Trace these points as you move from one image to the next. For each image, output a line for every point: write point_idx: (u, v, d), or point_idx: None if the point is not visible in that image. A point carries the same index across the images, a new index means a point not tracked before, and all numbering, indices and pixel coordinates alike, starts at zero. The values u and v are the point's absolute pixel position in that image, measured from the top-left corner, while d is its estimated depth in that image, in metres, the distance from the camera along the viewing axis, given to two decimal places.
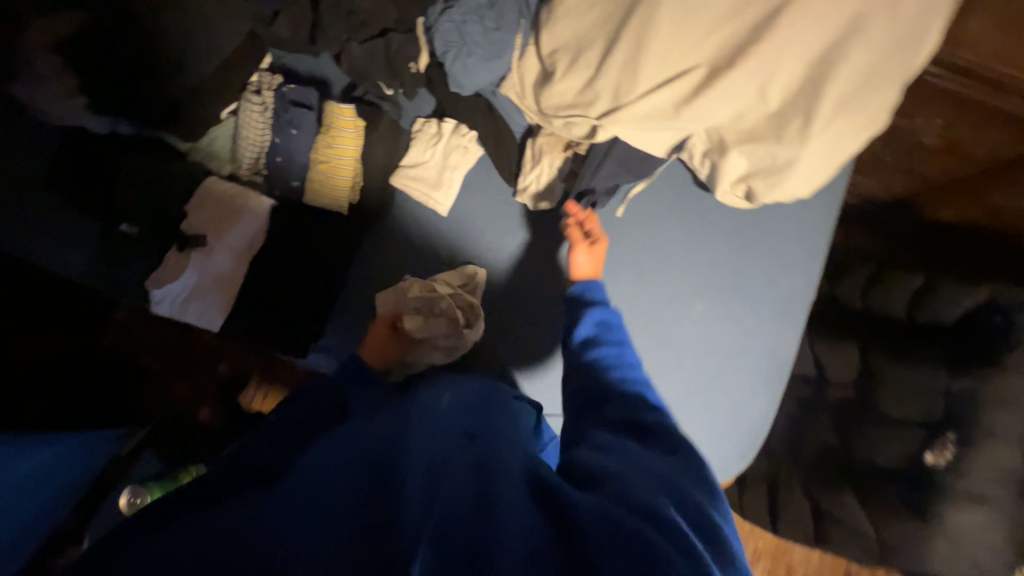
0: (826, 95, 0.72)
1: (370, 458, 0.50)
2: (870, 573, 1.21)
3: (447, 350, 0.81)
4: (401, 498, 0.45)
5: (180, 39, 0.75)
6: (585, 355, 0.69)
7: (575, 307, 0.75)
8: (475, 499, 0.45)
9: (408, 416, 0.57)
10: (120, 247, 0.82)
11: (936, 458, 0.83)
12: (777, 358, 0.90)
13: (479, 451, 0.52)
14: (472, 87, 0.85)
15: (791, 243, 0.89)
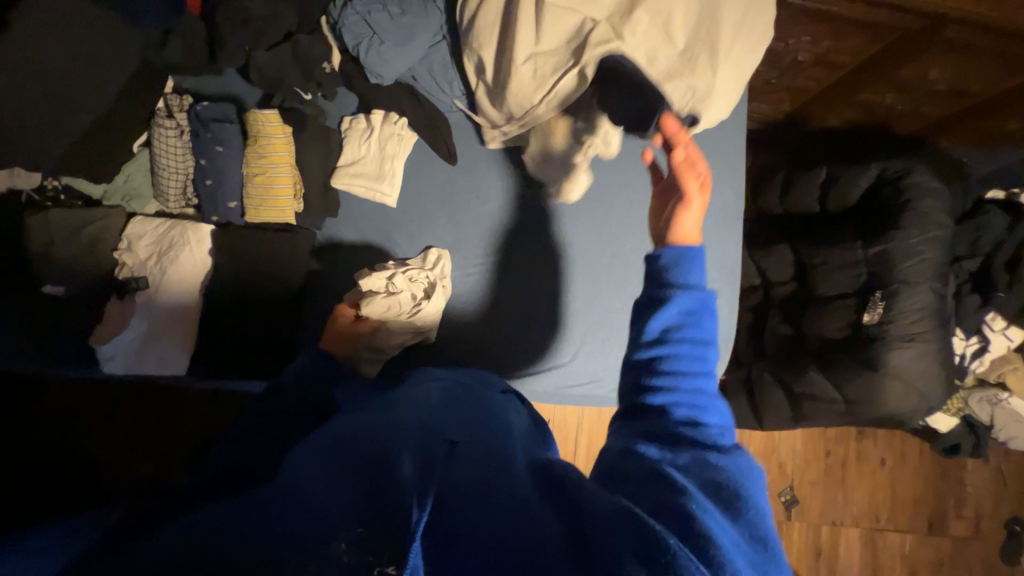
0: (722, 21, 0.80)
1: (365, 446, 0.46)
2: (846, 445, 1.36)
3: (410, 328, 0.83)
4: (394, 474, 0.42)
5: None
6: (654, 354, 0.50)
7: (657, 280, 0.53)
8: (479, 481, 0.44)
9: (402, 410, 0.54)
10: (49, 311, 0.76)
11: (871, 315, 0.94)
12: (726, 267, 0.98)
13: (482, 436, 0.51)
14: (391, 75, 0.86)
15: (713, 162, 0.98)
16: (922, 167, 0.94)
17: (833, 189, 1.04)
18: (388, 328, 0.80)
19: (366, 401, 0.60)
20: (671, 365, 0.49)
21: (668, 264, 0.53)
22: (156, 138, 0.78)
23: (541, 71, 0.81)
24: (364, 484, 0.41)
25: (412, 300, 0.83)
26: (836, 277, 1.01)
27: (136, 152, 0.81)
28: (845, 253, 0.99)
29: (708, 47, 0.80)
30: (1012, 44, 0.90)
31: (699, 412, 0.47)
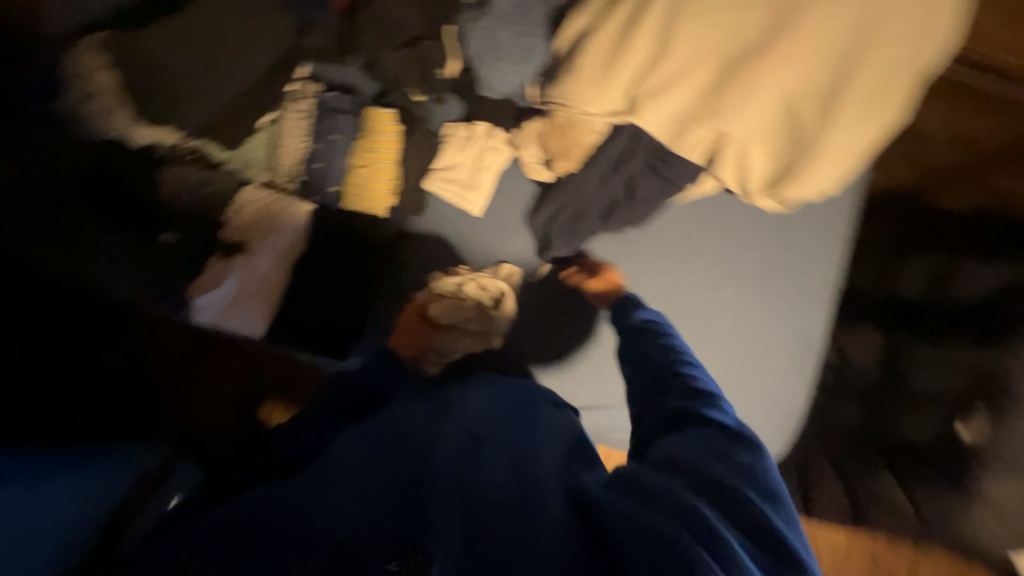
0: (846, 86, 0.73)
1: (413, 438, 0.55)
2: None
3: (476, 339, 0.83)
4: (433, 475, 0.49)
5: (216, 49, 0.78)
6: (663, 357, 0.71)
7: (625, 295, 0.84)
8: (514, 491, 0.49)
9: (445, 417, 0.59)
10: (162, 257, 0.85)
11: (972, 435, 0.86)
12: (811, 341, 0.92)
13: (514, 447, 0.56)
14: (501, 91, 0.89)
15: (816, 229, 0.91)
16: None
17: (948, 282, 0.95)
18: (455, 335, 0.80)
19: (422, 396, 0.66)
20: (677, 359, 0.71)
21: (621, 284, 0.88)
22: (283, 117, 0.84)
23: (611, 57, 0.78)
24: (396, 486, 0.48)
25: (481, 309, 0.83)
26: (935, 375, 0.92)
27: (259, 127, 0.85)
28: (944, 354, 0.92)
29: (817, 110, 0.75)
30: None
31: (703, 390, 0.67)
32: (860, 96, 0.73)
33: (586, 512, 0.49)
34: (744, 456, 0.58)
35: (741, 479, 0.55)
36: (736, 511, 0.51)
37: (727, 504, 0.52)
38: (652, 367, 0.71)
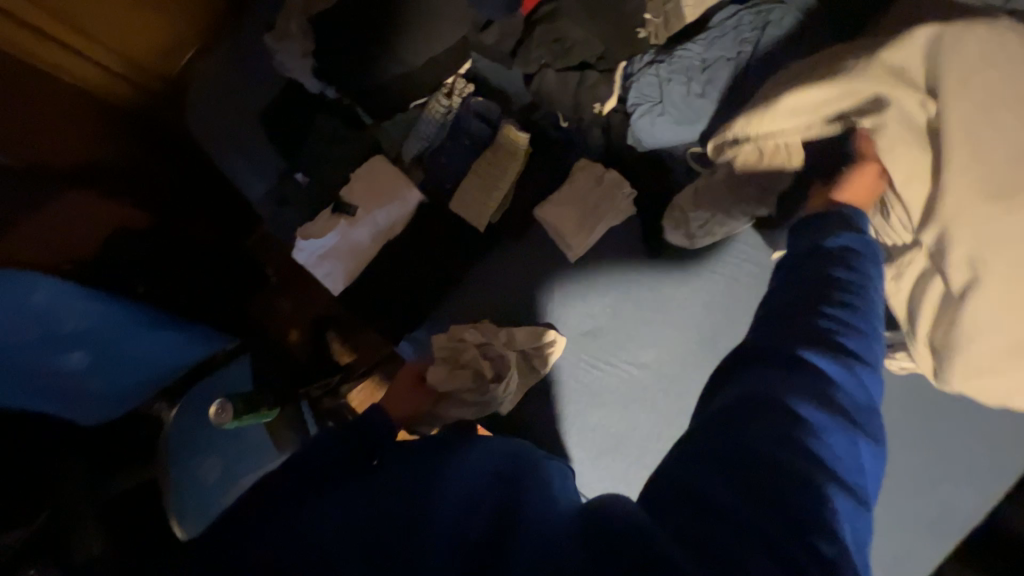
0: None
1: (410, 489, 0.52)
2: None
3: (476, 408, 0.78)
4: (425, 541, 0.46)
5: (409, 29, 0.83)
6: (826, 284, 0.59)
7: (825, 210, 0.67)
8: (490, 542, 0.46)
9: (440, 469, 0.53)
10: (289, 191, 0.93)
11: None
12: (896, 571, 0.80)
13: (503, 501, 0.50)
14: (650, 144, 0.82)
15: (949, 449, 0.79)
16: None
17: None
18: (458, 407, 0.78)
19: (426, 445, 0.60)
20: (840, 303, 0.57)
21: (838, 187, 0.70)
22: (429, 104, 0.85)
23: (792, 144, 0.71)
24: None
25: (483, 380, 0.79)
26: None
27: (410, 107, 0.90)
28: None
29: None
30: None
31: (851, 353, 0.54)
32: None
33: (591, 524, 0.47)
34: (838, 435, 0.49)
35: (825, 462, 0.47)
36: (793, 507, 0.44)
37: (780, 499, 0.45)
38: (808, 292, 0.59)
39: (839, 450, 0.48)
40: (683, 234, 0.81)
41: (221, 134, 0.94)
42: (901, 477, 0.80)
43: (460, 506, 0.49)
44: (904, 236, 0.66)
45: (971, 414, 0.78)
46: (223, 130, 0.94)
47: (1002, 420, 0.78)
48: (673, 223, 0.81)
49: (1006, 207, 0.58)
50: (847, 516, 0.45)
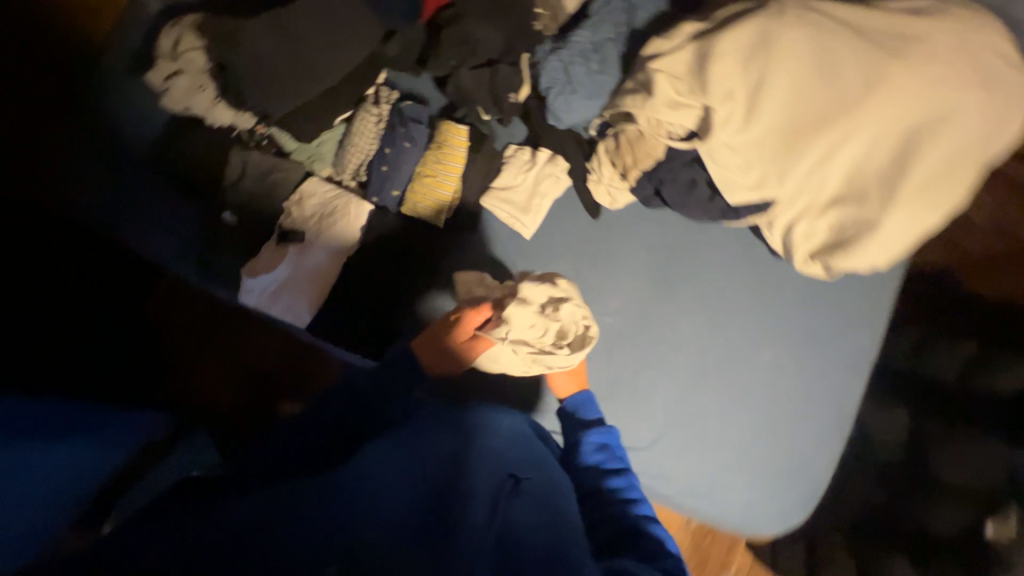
0: (915, 169, 0.73)
1: (432, 475, 0.53)
2: None
3: (520, 363, 0.79)
4: (465, 514, 0.47)
5: (299, 42, 0.78)
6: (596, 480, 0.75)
7: (573, 426, 0.81)
8: (548, 535, 0.51)
9: (471, 450, 0.58)
10: (216, 233, 0.87)
11: (998, 530, 0.84)
12: (842, 412, 0.89)
13: (535, 500, 0.55)
14: (568, 122, 0.91)
15: (855, 298, 0.90)
16: None
17: (979, 370, 0.96)
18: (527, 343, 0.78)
19: (443, 417, 0.65)
20: None
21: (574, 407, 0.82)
22: (359, 117, 0.86)
23: (681, 98, 0.80)
24: (440, 532, 0.45)
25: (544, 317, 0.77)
26: (960, 465, 0.91)
27: (335, 124, 0.87)
28: (980, 446, 0.90)
29: (881, 189, 0.75)
30: None
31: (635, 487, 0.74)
32: (919, 185, 0.73)
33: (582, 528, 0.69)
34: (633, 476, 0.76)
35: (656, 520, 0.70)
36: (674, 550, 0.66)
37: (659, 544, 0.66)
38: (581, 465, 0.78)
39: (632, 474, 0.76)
40: (605, 196, 0.92)
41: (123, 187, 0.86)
42: (827, 332, 0.89)
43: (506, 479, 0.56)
44: (782, 161, 0.79)
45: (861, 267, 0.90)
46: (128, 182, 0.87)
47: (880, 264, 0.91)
48: (601, 193, 0.92)
49: (825, 137, 0.75)
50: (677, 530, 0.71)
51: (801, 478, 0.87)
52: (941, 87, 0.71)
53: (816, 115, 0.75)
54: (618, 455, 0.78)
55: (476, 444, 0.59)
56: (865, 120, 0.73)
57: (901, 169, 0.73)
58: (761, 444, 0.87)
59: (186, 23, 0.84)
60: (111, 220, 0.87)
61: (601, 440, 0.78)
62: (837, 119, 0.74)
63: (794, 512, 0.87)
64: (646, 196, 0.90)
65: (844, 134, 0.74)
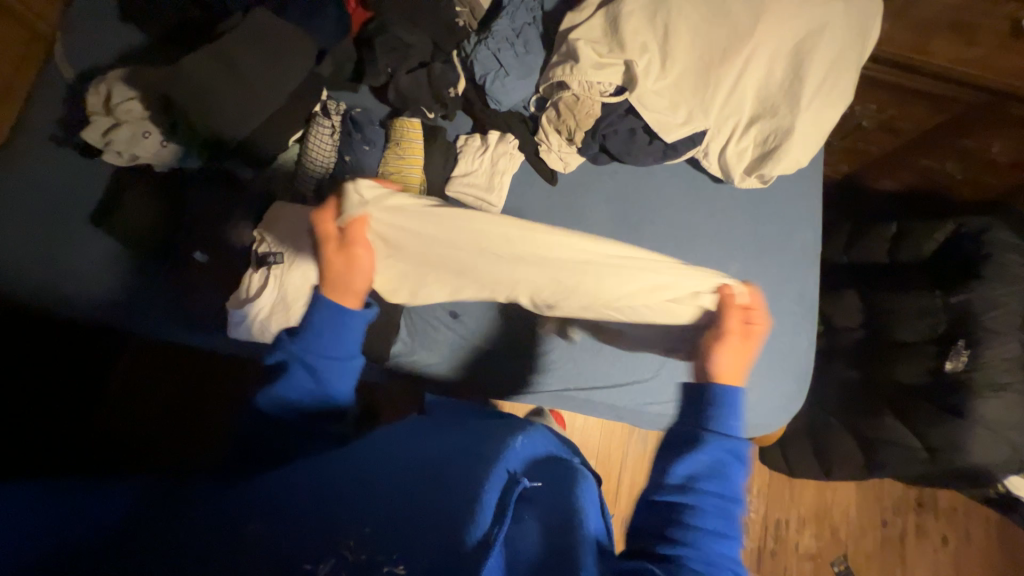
0: (808, 76, 0.85)
1: (432, 493, 0.55)
2: (887, 511, 1.62)
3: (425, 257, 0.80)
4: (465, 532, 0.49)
5: (236, 69, 0.80)
6: (688, 479, 0.59)
7: (700, 420, 0.63)
8: (553, 547, 0.54)
9: (473, 466, 0.60)
10: (197, 276, 0.87)
11: (954, 363, 0.94)
12: (806, 300, 0.99)
13: (549, 513, 0.60)
14: (509, 103, 0.98)
15: (792, 202, 1.02)
16: (1000, 224, 0.98)
17: (905, 241, 1.12)
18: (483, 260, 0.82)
19: (455, 437, 0.72)
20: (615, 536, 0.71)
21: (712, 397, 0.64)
22: (312, 133, 0.88)
23: (603, 58, 0.89)
24: (451, 512, 0.52)
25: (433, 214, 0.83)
26: (911, 324, 1.04)
27: (290, 145, 0.89)
28: (923, 302, 1.03)
29: (786, 99, 0.87)
30: None
31: (719, 522, 0.57)
32: (816, 89, 0.85)
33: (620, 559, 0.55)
34: (723, 511, 0.58)
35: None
36: None
37: None
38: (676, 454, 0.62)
39: (728, 506, 0.58)
40: (558, 161, 0.99)
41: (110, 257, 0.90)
42: (777, 236, 1.01)
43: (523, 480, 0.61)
44: (700, 95, 0.90)
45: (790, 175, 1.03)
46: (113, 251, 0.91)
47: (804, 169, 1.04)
48: (553, 158, 0.99)
49: (729, 66, 0.87)
50: None
51: (789, 368, 0.96)
52: (810, 6, 0.85)
53: (718, 49, 0.87)
54: (727, 472, 0.60)
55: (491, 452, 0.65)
56: (758, 45, 0.85)
57: (797, 79, 0.86)
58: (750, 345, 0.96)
59: (112, 77, 0.84)
60: (108, 292, 0.90)
61: (719, 453, 0.60)
62: (735, 49, 0.86)
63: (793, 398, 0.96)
64: (592, 154, 0.99)
65: (744, 60, 0.86)
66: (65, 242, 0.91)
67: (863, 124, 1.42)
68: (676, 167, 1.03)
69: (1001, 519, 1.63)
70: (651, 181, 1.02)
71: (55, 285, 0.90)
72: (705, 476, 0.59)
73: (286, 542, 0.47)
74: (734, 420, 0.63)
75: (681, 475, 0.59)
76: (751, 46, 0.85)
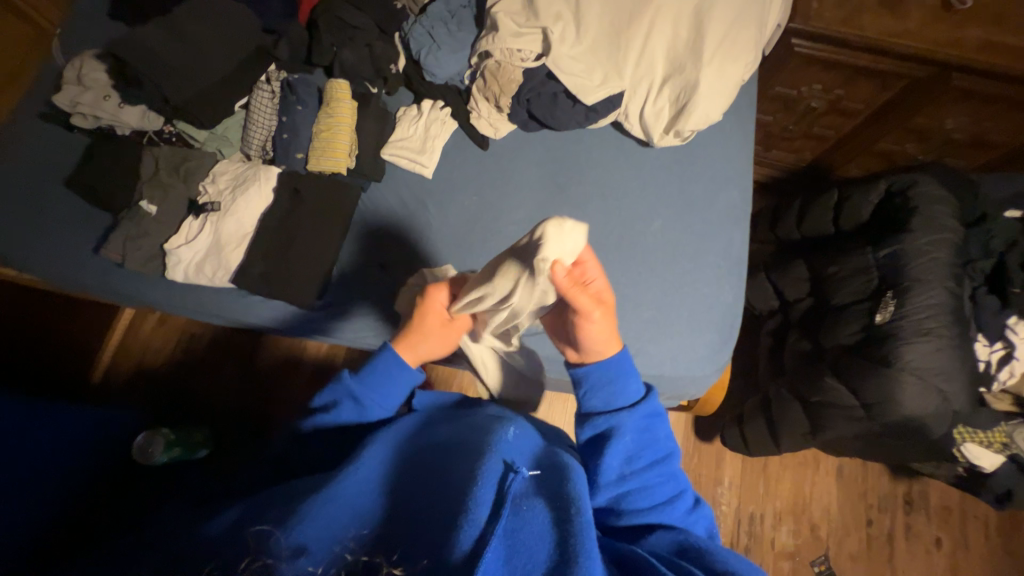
0: (706, 35, 0.94)
1: (435, 483, 0.54)
2: (874, 509, 1.51)
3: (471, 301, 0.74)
4: (468, 515, 0.47)
5: (188, 41, 0.91)
6: (623, 463, 0.62)
7: (603, 407, 0.64)
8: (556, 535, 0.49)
9: (471, 453, 0.56)
10: (136, 222, 0.92)
11: (883, 315, 0.92)
12: (731, 256, 1.01)
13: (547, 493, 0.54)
14: (443, 76, 1.05)
15: (718, 162, 1.05)
16: (928, 177, 0.98)
17: (845, 207, 1.10)
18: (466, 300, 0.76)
19: (451, 420, 0.68)
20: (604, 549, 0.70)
21: (603, 381, 0.64)
22: (254, 97, 0.99)
23: (523, 28, 0.97)
24: (445, 513, 0.48)
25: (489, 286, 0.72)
26: (848, 286, 1.02)
27: (236, 110, 1.00)
28: (857, 260, 1.01)
29: (692, 56, 0.95)
30: (1002, 89, 1.19)
31: (663, 472, 0.62)
32: (716, 47, 0.94)
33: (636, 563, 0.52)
34: (660, 459, 0.63)
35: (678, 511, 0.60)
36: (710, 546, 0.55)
37: (690, 543, 0.55)
38: (601, 446, 0.63)
39: (663, 453, 0.63)
40: (488, 127, 1.04)
41: (73, 211, 0.99)
42: (704, 192, 1.03)
43: (525, 469, 0.56)
44: (614, 59, 0.98)
45: (716, 138, 1.07)
46: (76, 206, 0.99)
47: (729, 132, 1.08)
48: (481, 124, 1.04)
49: (636, 33, 0.96)
50: (692, 519, 0.61)
51: (714, 319, 0.97)
52: None
53: (626, 18, 0.97)
54: (651, 435, 0.63)
55: (478, 438, 0.59)
56: (659, 14, 0.96)
57: (697, 39, 0.94)
58: (673, 302, 0.97)
59: (87, 54, 0.96)
60: (66, 243, 0.98)
61: (636, 422, 0.63)
62: (640, 17, 0.96)
63: (718, 349, 0.96)
64: (518, 119, 1.04)
65: (649, 25, 0.96)
66: (31, 199, 0.99)
67: (814, 105, 1.43)
68: (604, 132, 1.07)
69: (999, 519, 1.51)
70: (580, 145, 1.06)
71: (15, 238, 0.97)
72: (636, 451, 0.62)
73: (293, 532, 0.45)
74: (632, 384, 0.65)
75: (615, 463, 0.61)
76: (650, 16, 0.96)
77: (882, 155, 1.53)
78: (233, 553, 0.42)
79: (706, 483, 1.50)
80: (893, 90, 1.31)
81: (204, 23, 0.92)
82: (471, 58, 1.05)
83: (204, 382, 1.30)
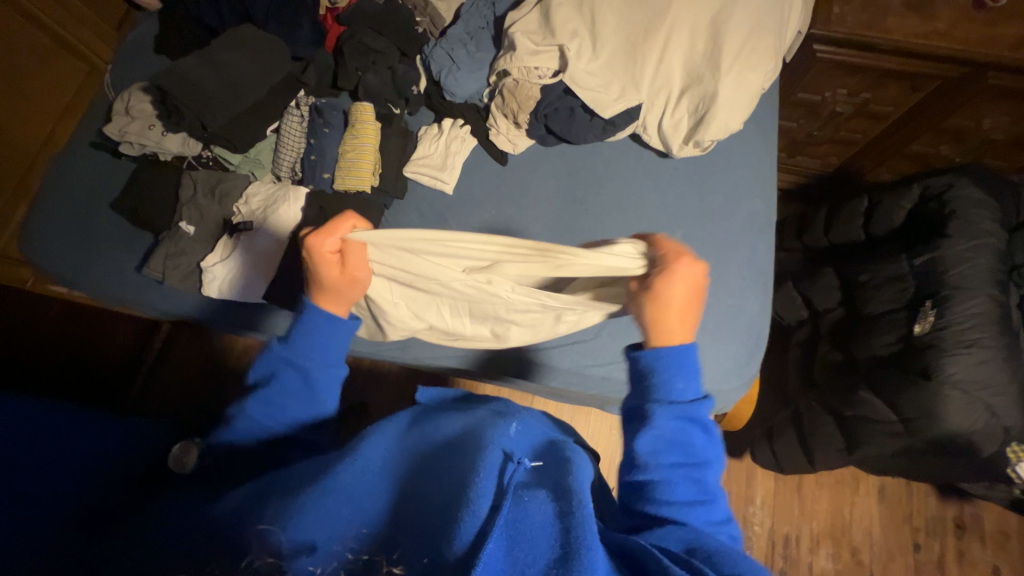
0: (724, 45, 0.93)
1: (434, 474, 0.53)
2: (922, 532, 1.42)
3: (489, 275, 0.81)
4: (468, 509, 0.46)
5: (224, 72, 0.96)
6: (655, 456, 0.55)
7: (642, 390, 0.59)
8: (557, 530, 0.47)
9: (466, 444, 0.55)
10: (174, 242, 0.97)
11: (922, 326, 0.88)
12: (755, 265, 0.99)
13: (550, 484, 0.53)
14: (463, 95, 1.08)
15: (739, 171, 1.04)
16: (965, 181, 0.94)
17: (876, 213, 1.06)
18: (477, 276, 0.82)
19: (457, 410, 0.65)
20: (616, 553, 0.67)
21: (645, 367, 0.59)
22: (285, 122, 1.04)
23: (539, 45, 0.99)
24: (447, 506, 0.47)
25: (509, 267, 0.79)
26: (880, 295, 0.99)
27: (268, 134, 1.06)
28: (890, 268, 0.97)
29: (709, 66, 0.95)
30: None
31: (697, 477, 0.55)
32: (735, 57, 0.93)
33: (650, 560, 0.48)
34: (697, 462, 0.56)
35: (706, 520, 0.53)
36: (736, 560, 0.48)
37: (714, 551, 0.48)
38: (635, 432, 0.57)
39: (702, 458, 0.56)
40: (507, 143, 1.06)
41: (119, 233, 1.05)
42: (725, 201, 1.02)
43: (525, 460, 0.55)
44: (630, 73, 0.99)
45: (736, 146, 1.06)
46: (122, 229, 1.06)
47: (750, 140, 1.06)
48: (501, 139, 1.06)
49: (652, 47, 0.97)
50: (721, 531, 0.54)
51: (738, 329, 0.94)
52: None
53: (642, 31, 0.98)
54: (692, 435, 0.56)
55: (477, 429, 0.58)
56: (674, 27, 0.97)
57: (715, 50, 0.94)
58: None
59: (134, 87, 1.03)
60: (112, 263, 1.04)
61: (678, 417, 0.56)
62: (656, 30, 0.97)
63: (744, 361, 0.94)
64: (537, 135, 1.05)
65: (665, 38, 0.97)
66: (81, 224, 1.06)
67: (840, 110, 1.40)
68: (622, 144, 1.07)
69: None
70: (598, 158, 1.06)
71: (67, 259, 1.04)
72: (672, 447, 0.55)
73: (294, 531, 0.45)
74: (679, 382, 0.57)
75: (642, 452, 0.55)
76: (665, 29, 0.96)
77: (915, 158, 1.47)
78: (240, 547, 0.45)
79: (737, 502, 1.45)
80: (923, 92, 1.27)
81: (238, 54, 0.98)
82: (490, 77, 1.08)
83: (236, 395, 1.35)
